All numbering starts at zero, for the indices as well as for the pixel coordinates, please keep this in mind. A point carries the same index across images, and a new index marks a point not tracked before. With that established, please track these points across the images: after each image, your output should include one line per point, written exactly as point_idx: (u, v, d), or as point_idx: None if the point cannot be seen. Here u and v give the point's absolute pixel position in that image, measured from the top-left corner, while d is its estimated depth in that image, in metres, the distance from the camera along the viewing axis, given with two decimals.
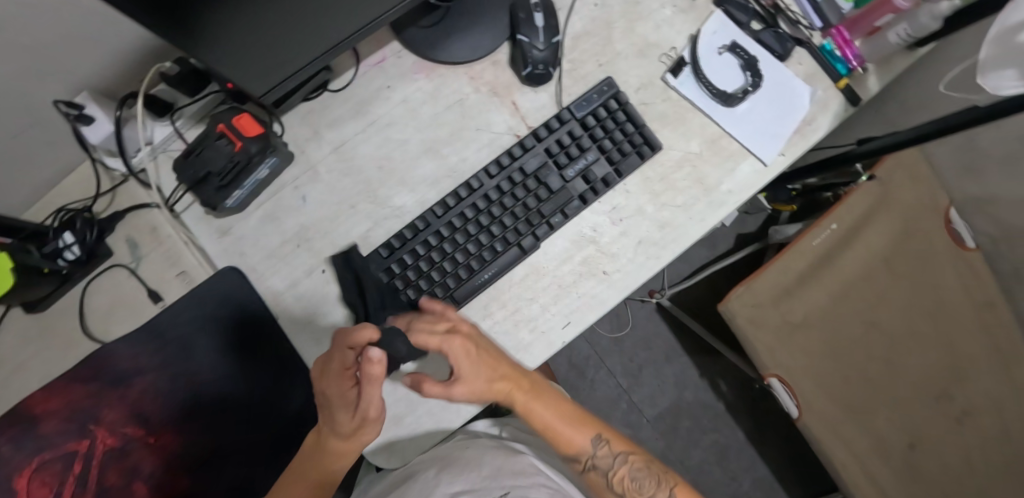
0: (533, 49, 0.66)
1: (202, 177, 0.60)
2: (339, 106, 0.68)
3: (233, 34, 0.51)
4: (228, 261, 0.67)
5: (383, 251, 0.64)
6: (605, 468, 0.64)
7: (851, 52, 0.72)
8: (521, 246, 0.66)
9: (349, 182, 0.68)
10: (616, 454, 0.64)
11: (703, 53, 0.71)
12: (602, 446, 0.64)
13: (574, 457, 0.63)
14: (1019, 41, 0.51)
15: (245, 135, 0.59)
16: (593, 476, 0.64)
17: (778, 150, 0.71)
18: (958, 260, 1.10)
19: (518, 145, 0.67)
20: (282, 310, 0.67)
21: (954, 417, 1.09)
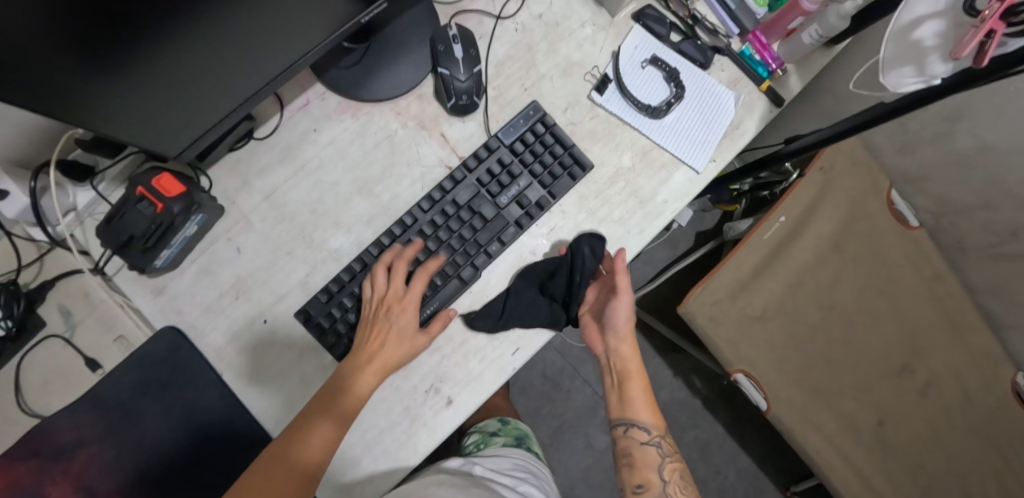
0: (455, 81, 0.66)
1: (125, 241, 0.59)
2: (266, 153, 0.67)
3: (129, 99, 0.48)
4: (166, 321, 0.65)
5: (323, 297, 0.65)
6: (662, 452, 0.69)
7: (769, 55, 0.74)
8: (461, 277, 0.66)
9: (283, 228, 0.67)
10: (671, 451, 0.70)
11: (626, 69, 0.72)
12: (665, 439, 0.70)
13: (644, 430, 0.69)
14: (913, 38, 0.53)
15: (166, 197, 0.59)
16: (647, 453, 0.69)
17: (708, 157, 0.72)
18: (903, 240, 1.11)
19: (449, 178, 0.67)
20: (225, 365, 0.65)
21: (918, 389, 1.09)
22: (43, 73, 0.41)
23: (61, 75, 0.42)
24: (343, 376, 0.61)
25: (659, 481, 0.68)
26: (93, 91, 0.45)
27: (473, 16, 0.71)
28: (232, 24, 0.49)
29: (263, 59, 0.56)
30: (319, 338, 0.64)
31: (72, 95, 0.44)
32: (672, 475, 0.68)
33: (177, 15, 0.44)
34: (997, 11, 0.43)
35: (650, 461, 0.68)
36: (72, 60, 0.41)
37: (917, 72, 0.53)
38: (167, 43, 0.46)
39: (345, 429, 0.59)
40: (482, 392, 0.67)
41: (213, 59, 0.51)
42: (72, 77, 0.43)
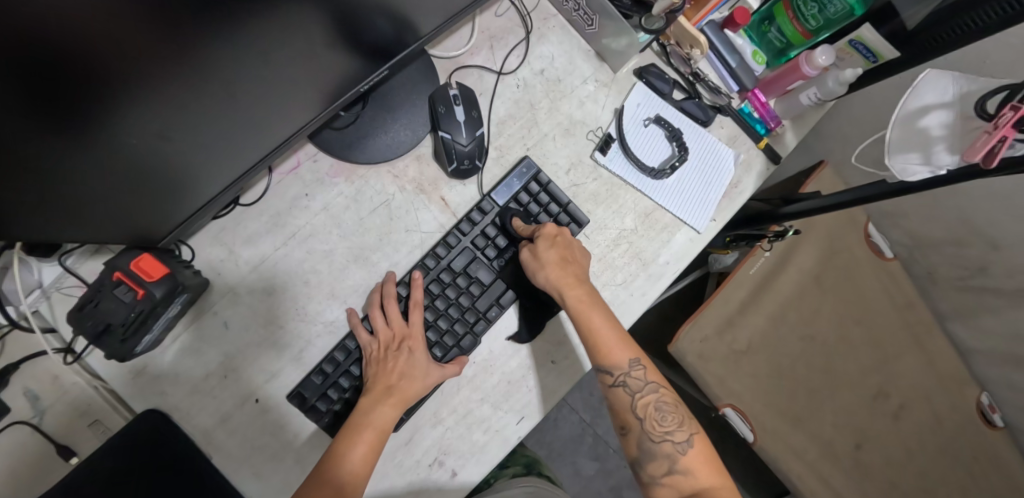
0: (456, 145, 0.63)
1: (102, 330, 0.54)
2: (253, 220, 0.63)
3: (116, 179, 0.46)
4: (148, 404, 0.61)
5: (317, 379, 0.61)
6: (635, 390, 0.66)
7: (768, 113, 0.74)
8: (461, 347, 0.64)
9: (274, 301, 0.63)
10: (650, 383, 0.66)
11: (629, 127, 0.70)
12: (638, 371, 0.66)
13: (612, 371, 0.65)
14: (922, 123, 0.55)
15: (147, 281, 0.54)
16: (621, 395, 0.66)
17: (709, 216, 0.72)
18: (879, 271, 1.14)
19: (443, 243, 0.64)
20: (216, 449, 0.61)
21: (891, 413, 1.11)
22: (22, 157, 0.39)
23: (44, 158, 0.40)
24: (362, 410, 0.58)
25: (637, 420, 0.66)
26: (77, 173, 0.43)
27: (473, 71, 0.68)
28: (223, 98, 0.47)
29: (256, 131, 0.54)
30: (315, 421, 0.60)
31: (55, 178, 0.42)
32: (648, 410, 0.66)
33: (165, 90, 0.42)
34: (1010, 118, 0.45)
35: (626, 403, 0.66)
36: (55, 142, 0.39)
37: (924, 159, 0.54)
38: (156, 119, 0.44)
39: (374, 462, 0.56)
40: (487, 466, 0.65)
41: (203, 133, 0.49)
42: (55, 159, 0.40)
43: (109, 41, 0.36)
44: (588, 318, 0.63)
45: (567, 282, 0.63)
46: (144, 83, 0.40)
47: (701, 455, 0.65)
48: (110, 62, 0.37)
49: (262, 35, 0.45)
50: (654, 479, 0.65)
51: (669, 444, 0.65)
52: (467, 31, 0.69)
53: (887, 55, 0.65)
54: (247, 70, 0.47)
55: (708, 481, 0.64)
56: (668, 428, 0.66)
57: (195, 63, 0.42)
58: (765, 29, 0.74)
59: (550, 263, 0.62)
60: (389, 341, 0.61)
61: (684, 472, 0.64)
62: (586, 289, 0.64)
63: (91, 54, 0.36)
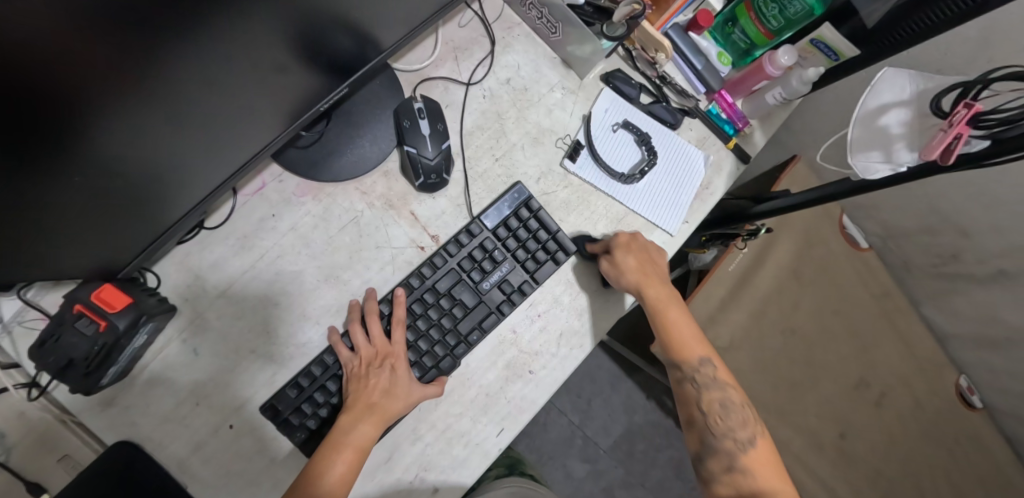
0: (422, 159, 0.63)
1: (64, 364, 0.53)
2: (220, 244, 0.62)
3: (71, 210, 0.45)
4: (119, 436, 0.59)
5: (292, 392, 0.60)
6: (701, 386, 0.67)
7: (735, 114, 0.75)
8: (441, 368, 0.63)
9: (244, 325, 0.62)
10: (717, 381, 0.68)
11: (597, 133, 0.70)
12: (707, 369, 0.68)
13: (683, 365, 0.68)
14: (880, 122, 0.55)
15: (109, 312, 0.53)
16: (687, 391, 0.68)
17: (681, 219, 0.72)
18: (855, 261, 1.15)
19: (428, 263, 0.64)
20: (191, 478, 0.60)
21: (873, 401, 1.12)
22: None
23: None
24: (342, 428, 0.57)
25: (700, 416, 0.67)
26: (28, 207, 0.42)
27: (439, 83, 0.68)
28: (177, 121, 0.46)
29: (217, 155, 0.53)
30: (287, 436, 0.60)
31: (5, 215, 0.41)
32: (712, 406, 0.67)
33: (114, 115, 0.41)
34: (964, 116, 0.46)
35: (691, 397, 0.68)
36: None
37: (885, 158, 0.54)
38: (106, 146, 0.43)
39: (352, 482, 0.55)
40: (468, 481, 0.64)
41: (160, 157, 0.48)
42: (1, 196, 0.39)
43: (46, 69, 0.35)
44: (664, 311, 0.69)
45: (644, 279, 0.66)
46: (89, 109, 0.39)
47: (764, 455, 0.65)
48: (48, 91, 0.36)
49: (216, 57, 0.44)
50: (713, 476, 0.65)
51: (730, 441, 0.65)
52: (430, 43, 0.69)
53: (847, 52, 0.65)
54: (206, 92, 0.46)
55: (771, 484, 0.63)
56: (730, 426, 0.66)
57: (143, 86, 0.41)
58: (728, 30, 0.75)
59: (626, 267, 0.65)
60: (371, 358, 0.60)
61: (745, 470, 0.64)
62: (669, 288, 0.69)
63: (27, 85, 0.35)
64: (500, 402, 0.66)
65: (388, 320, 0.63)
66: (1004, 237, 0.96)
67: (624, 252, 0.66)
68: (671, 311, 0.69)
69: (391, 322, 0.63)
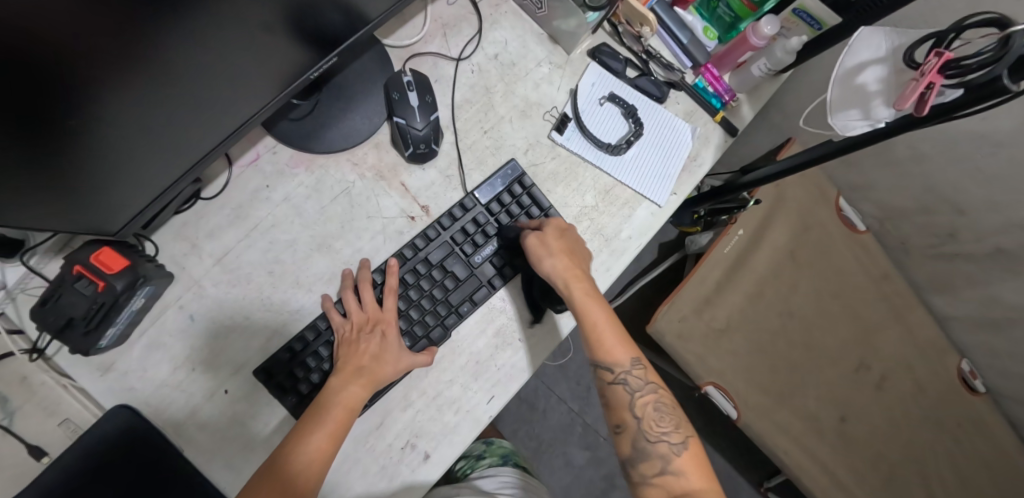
0: (412, 130, 0.65)
1: (64, 324, 0.55)
2: (215, 214, 0.64)
3: (67, 163, 0.47)
4: (117, 400, 0.61)
5: (285, 355, 0.62)
6: (634, 389, 0.65)
7: (722, 87, 0.76)
8: (431, 338, 0.64)
9: (238, 292, 0.64)
10: (648, 383, 0.66)
11: (584, 106, 0.72)
12: (638, 370, 0.66)
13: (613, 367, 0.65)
14: (857, 81, 0.57)
15: (107, 273, 0.54)
16: (619, 392, 0.65)
17: (670, 191, 0.73)
18: (853, 244, 1.15)
19: (422, 235, 0.65)
20: (187, 442, 0.62)
21: (874, 384, 1.11)
22: None
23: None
24: (331, 388, 0.59)
25: (635, 420, 0.64)
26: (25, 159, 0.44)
27: (428, 59, 0.70)
28: (169, 87, 0.48)
29: (209, 122, 0.55)
30: (279, 400, 0.61)
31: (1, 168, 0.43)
32: (646, 409, 0.64)
33: (109, 77, 0.43)
34: (935, 64, 0.47)
35: (624, 401, 0.65)
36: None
37: (863, 115, 0.56)
38: (101, 106, 0.44)
39: (339, 441, 0.56)
40: (458, 447, 0.65)
41: (152, 121, 0.49)
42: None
43: (50, 29, 0.37)
44: (590, 308, 0.64)
45: (572, 275, 0.64)
46: (84, 69, 0.41)
47: (694, 459, 0.63)
48: (39, 51, 0.38)
49: (206, 25, 0.45)
50: (645, 480, 0.62)
51: (664, 445, 0.63)
52: (420, 20, 0.71)
53: (830, 21, 0.67)
54: (201, 59, 0.48)
55: (702, 483, 0.61)
56: (664, 429, 0.64)
57: (135, 50, 0.42)
58: (714, 5, 0.76)
59: (556, 251, 0.64)
60: (362, 323, 0.61)
61: (677, 473, 0.62)
62: (590, 284, 0.65)
63: (18, 47, 0.36)
64: (491, 370, 0.67)
65: (380, 288, 0.64)
66: (1001, 214, 0.96)
67: (552, 237, 0.65)
68: (594, 308, 0.64)
69: (382, 291, 0.64)
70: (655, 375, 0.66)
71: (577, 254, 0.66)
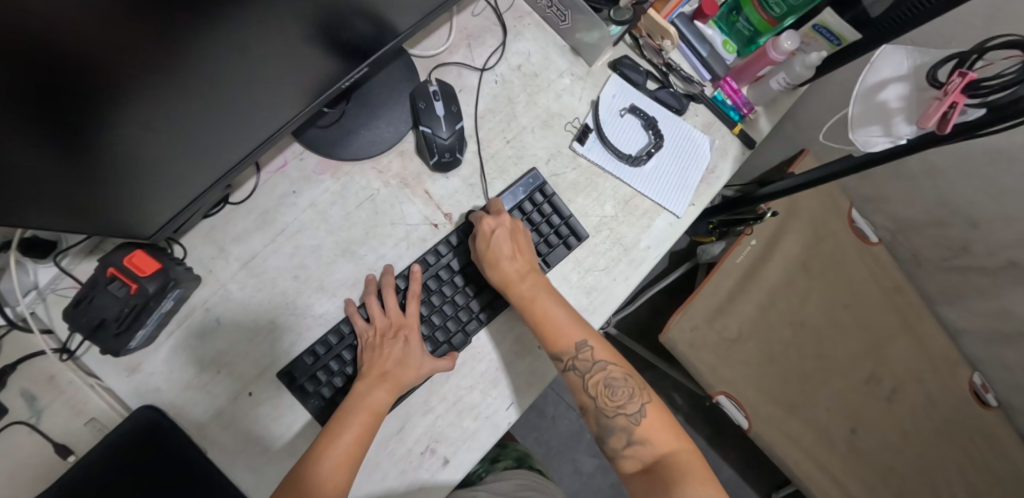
0: (437, 139, 0.66)
1: (97, 325, 0.56)
2: (243, 218, 0.65)
3: (99, 175, 0.48)
4: (144, 401, 0.62)
5: (308, 359, 0.63)
6: (584, 371, 0.65)
7: (740, 100, 0.77)
8: (452, 344, 0.65)
9: (263, 297, 0.65)
10: (598, 361, 0.65)
11: (605, 118, 0.73)
12: (587, 352, 0.65)
13: (562, 357, 0.63)
14: (879, 98, 0.58)
15: (140, 276, 0.55)
16: (572, 378, 0.65)
17: (688, 201, 0.74)
18: (865, 255, 1.16)
19: (445, 242, 0.67)
20: (211, 443, 0.62)
21: (885, 396, 1.11)
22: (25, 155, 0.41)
23: (21, 163, 0.41)
24: (357, 393, 0.59)
25: (591, 399, 0.65)
26: (61, 172, 0.45)
27: (453, 69, 0.71)
28: (206, 97, 0.49)
29: (238, 132, 0.56)
30: (301, 402, 0.62)
31: (34, 179, 0.44)
32: (600, 388, 0.65)
33: (141, 91, 0.43)
34: (959, 84, 0.48)
35: (578, 385, 0.65)
36: (31, 146, 0.41)
37: (884, 131, 0.57)
38: (142, 119, 0.46)
39: (366, 444, 0.57)
40: (478, 453, 0.66)
41: (189, 130, 0.51)
42: (29, 162, 0.42)
43: (99, 46, 0.38)
44: (534, 308, 0.63)
45: (511, 278, 0.63)
46: (119, 85, 0.42)
47: (658, 422, 0.64)
48: (87, 67, 0.39)
49: (247, 37, 0.47)
50: (617, 453, 0.64)
51: (624, 417, 0.64)
52: (445, 31, 0.72)
53: (848, 37, 0.68)
54: (237, 69, 0.49)
55: (670, 446, 0.63)
56: (620, 401, 0.65)
57: (175, 62, 0.44)
58: (733, 19, 0.77)
59: (496, 255, 0.63)
60: (385, 329, 0.62)
61: (643, 441, 0.63)
62: (532, 280, 0.64)
63: (68, 62, 0.37)
64: (511, 375, 0.68)
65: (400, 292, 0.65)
66: (1014, 227, 0.96)
67: (489, 238, 0.64)
68: (540, 305, 0.64)
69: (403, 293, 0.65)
70: (605, 350, 0.65)
71: (524, 248, 0.66)
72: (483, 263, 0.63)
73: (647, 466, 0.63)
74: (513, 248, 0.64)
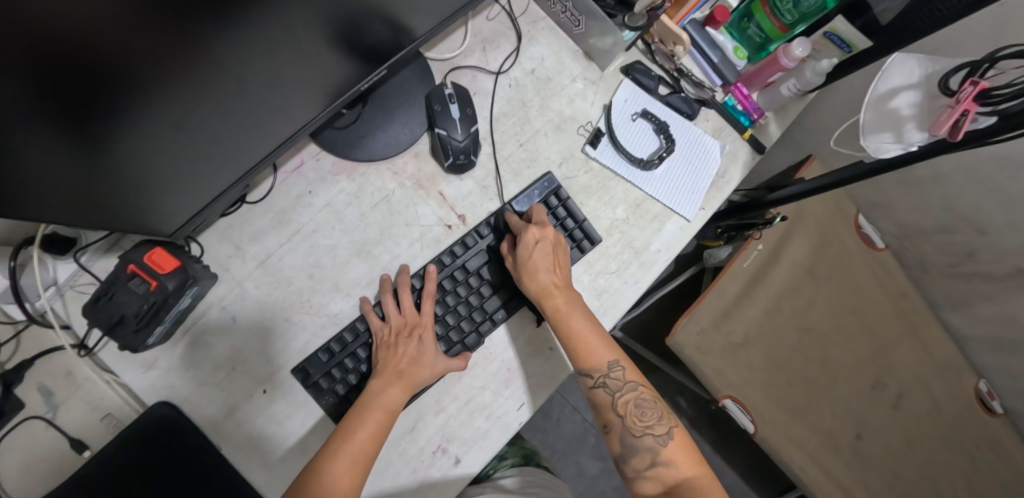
0: (452, 141, 0.67)
1: (116, 320, 0.56)
2: (259, 217, 0.66)
3: (122, 176, 0.49)
4: (159, 397, 0.62)
5: (323, 357, 0.63)
6: (614, 390, 0.66)
7: (750, 105, 0.78)
8: (465, 344, 0.66)
9: (279, 295, 0.65)
10: (628, 382, 0.67)
11: (617, 122, 0.74)
12: (617, 372, 0.67)
13: (592, 373, 0.65)
14: (890, 106, 0.58)
15: (160, 273, 0.56)
16: (600, 396, 0.66)
17: (699, 206, 0.74)
18: (872, 260, 1.16)
19: (460, 243, 0.68)
20: (224, 439, 0.63)
21: (890, 402, 1.12)
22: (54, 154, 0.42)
23: (37, 162, 0.42)
24: (372, 390, 0.60)
25: (618, 418, 0.66)
26: (77, 173, 0.45)
27: (468, 72, 0.72)
28: (226, 98, 0.50)
29: (255, 135, 0.57)
30: (315, 399, 0.62)
31: (50, 179, 0.44)
32: (628, 408, 0.66)
33: (157, 93, 0.44)
34: (970, 93, 0.49)
35: (605, 402, 0.66)
36: (46, 146, 0.41)
37: (896, 138, 0.58)
38: (164, 119, 0.46)
39: (381, 441, 0.58)
40: (489, 452, 0.66)
41: (209, 131, 0.51)
42: (55, 160, 0.43)
43: (125, 47, 0.39)
44: (568, 322, 0.64)
45: (548, 289, 0.64)
46: (137, 87, 0.42)
47: (682, 446, 0.65)
48: (113, 68, 0.39)
49: (270, 38, 0.48)
50: (638, 474, 0.65)
51: (650, 438, 0.65)
52: (460, 35, 0.73)
53: (859, 44, 0.69)
54: (258, 70, 0.50)
55: (692, 471, 0.64)
56: (648, 423, 0.65)
57: (198, 64, 0.44)
58: (744, 25, 0.78)
59: (535, 266, 0.64)
60: (400, 328, 0.63)
61: (668, 463, 0.64)
62: (568, 294, 0.65)
63: (94, 62, 0.38)
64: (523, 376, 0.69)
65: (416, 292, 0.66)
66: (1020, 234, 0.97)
67: (531, 249, 0.64)
68: (574, 318, 0.65)
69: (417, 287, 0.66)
70: (636, 372, 0.67)
71: (560, 263, 0.67)
72: (522, 274, 0.64)
73: (668, 489, 0.63)
74: (552, 262, 0.65)
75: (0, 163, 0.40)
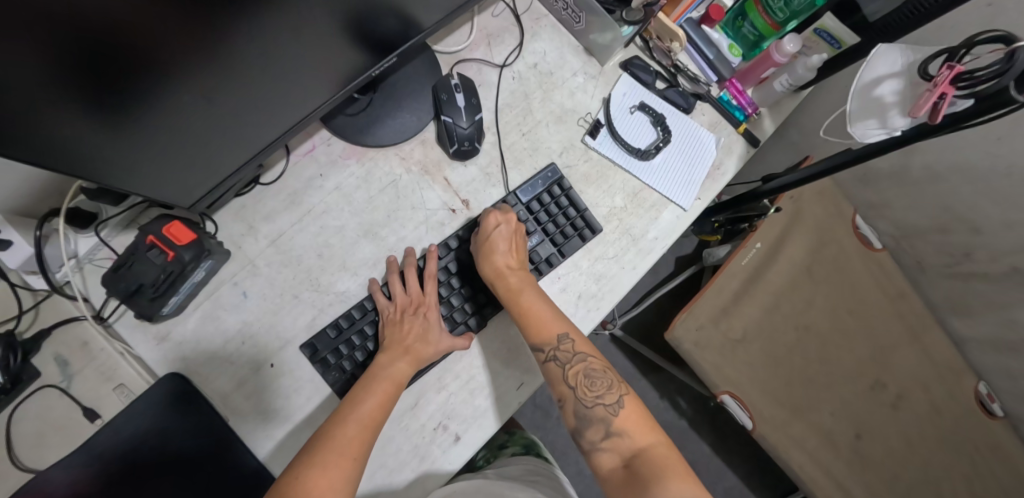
0: (457, 128, 0.70)
1: (135, 289, 0.59)
2: (272, 198, 0.69)
3: (145, 152, 0.51)
4: (170, 368, 0.65)
5: (332, 332, 0.66)
6: (564, 362, 0.65)
7: (745, 100, 0.81)
8: (469, 324, 0.69)
9: (289, 273, 0.68)
10: (578, 353, 0.66)
11: (616, 113, 0.77)
12: (568, 344, 0.66)
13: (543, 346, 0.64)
14: (875, 94, 0.61)
15: (177, 244, 0.60)
16: (553, 369, 0.65)
17: (694, 196, 0.77)
18: (869, 260, 1.18)
19: (465, 228, 0.71)
20: (233, 412, 0.65)
21: (889, 402, 1.12)
22: (84, 128, 0.44)
23: (69, 136, 0.44)
24: (379, 365, 0.62)
25: (570, 390, 0.66)
26: (105, 149, 0.48)
27: (473, 65, 0.75)
28: (245, 79, 0.53)
29: (270, 116, 0.60)
30: (323, 374, 0.65)
31: (82, 155, 0.46)
32: (578, 378, 0.66)
33: (180, 67, 0.46)
34: (947, 76, 0.51)
35: (558, 375, 0.65)
36: (79, 122, 0.44)
37: (881, 124, 0.60)
38: (187, 97, 0.49)
39: (388, 411, 0.60)
40: (489, 429, 0.68)
41: (227, 109, 0.54)
42: (86, 135, 0.45)
43: (157, 25, 0.42)
44: (517, 297, 0.66)
45: (501, 271, 0.66)
46: (163, 59, 0.44)
47: (635, 414, 0.64)
48: (144, 43, 0.42)
49: (290, 23, 0.51)
50: (594, 446, 0.64)
51: (602, 408, 0.65)
52: (467, 30, 0.76)
53: (848, 40, 0.72)
54: (278, 54, 0.53)
55: (647, 439, 0.62)
56: (598, 392, 0.66)
57: (222, 45, 0.47)
58: (739, 24, 0.81)
59: (493, 248, 0.66)
60: (406, 306, 0.66)
61: (621, 433, 0.63)
62: (520, 275, 0.67)
63: (127, 37, 0.41)
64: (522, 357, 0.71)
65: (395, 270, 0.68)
66: (1015, 233, 0.99)
67: (491, 230, 0.67)
68: (528, 294, 0.66)
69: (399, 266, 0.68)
70: (584, 343, 0.67)
71: (518, 246, 0.68)
72: (480, 255, 0.66)
73: (625, 461, 0.61)
74: (507, 244, 0.67)
75: (37, 135, 0.42)
